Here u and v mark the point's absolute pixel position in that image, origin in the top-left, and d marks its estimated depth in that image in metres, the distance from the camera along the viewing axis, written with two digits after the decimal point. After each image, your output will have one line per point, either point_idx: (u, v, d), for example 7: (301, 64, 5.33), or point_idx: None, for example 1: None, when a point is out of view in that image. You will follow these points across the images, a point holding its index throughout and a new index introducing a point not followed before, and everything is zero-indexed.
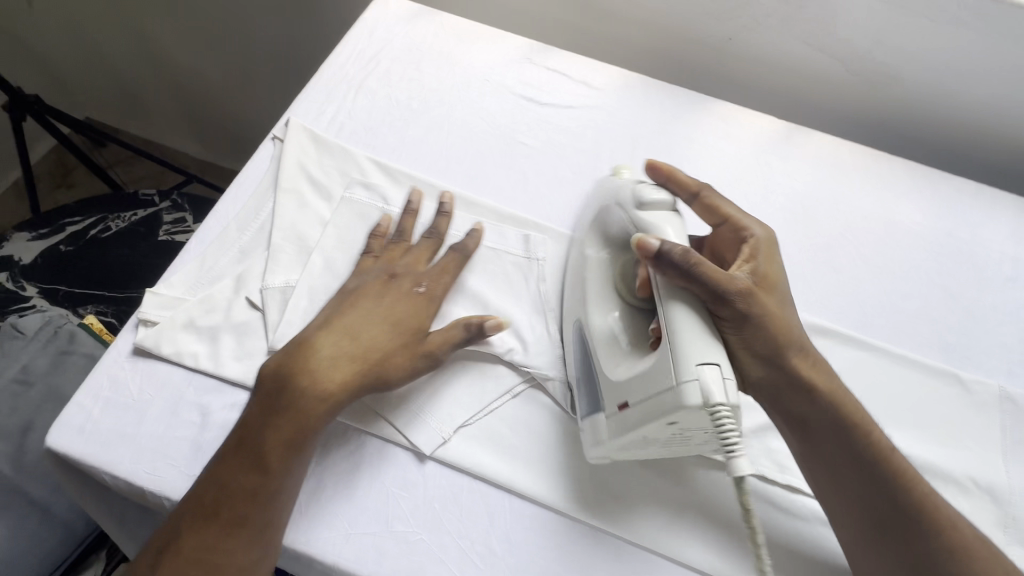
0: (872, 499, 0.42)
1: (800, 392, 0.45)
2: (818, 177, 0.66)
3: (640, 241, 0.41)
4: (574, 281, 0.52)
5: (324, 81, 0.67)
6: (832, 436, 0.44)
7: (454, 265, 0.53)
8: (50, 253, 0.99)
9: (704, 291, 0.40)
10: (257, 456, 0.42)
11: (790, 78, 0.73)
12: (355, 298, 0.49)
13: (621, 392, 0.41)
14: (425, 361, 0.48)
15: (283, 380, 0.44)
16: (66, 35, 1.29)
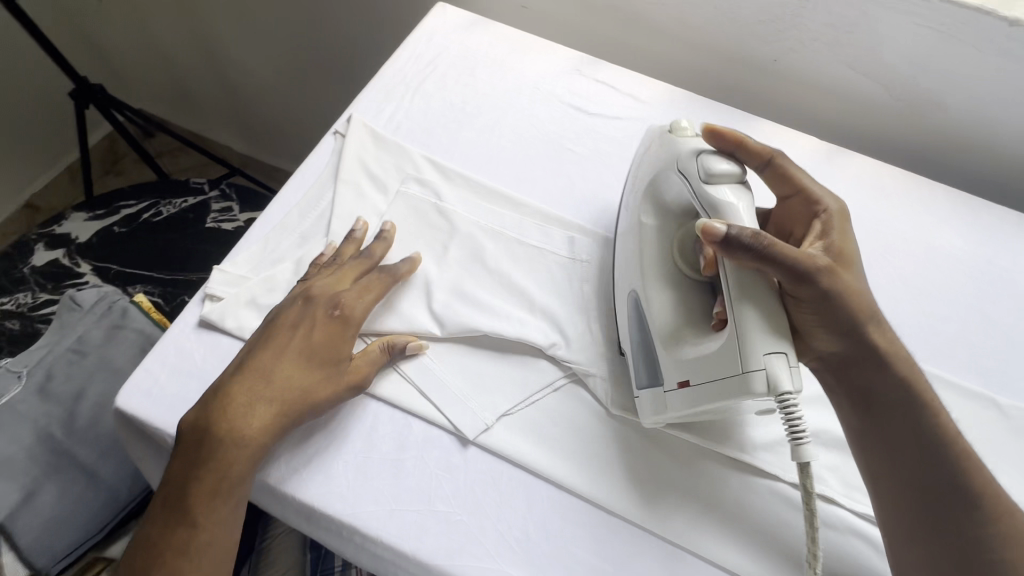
0: (927, 473, 0.43)
1: (872, 365, 0.45)
2: (857, 198, 0.67)
3: (707, 226, 0.42)
4: (629, 245, 0.54)
5: (384, 82, 0.70)
6: (896, 410, 0.45)
7: (376, 284, 0.53)
8: (105, 233, 1.04)
9: (785, 274, 0.42)
10: (183, 511, 0.43)
11: (832, 101, 0.75)
12: (273, 336, 0.49)
13: (684, 371, 0.45)
14: (350, 386, 0.49)
15: (201, 431, 0.45)
16: (129, 31, 1.36)
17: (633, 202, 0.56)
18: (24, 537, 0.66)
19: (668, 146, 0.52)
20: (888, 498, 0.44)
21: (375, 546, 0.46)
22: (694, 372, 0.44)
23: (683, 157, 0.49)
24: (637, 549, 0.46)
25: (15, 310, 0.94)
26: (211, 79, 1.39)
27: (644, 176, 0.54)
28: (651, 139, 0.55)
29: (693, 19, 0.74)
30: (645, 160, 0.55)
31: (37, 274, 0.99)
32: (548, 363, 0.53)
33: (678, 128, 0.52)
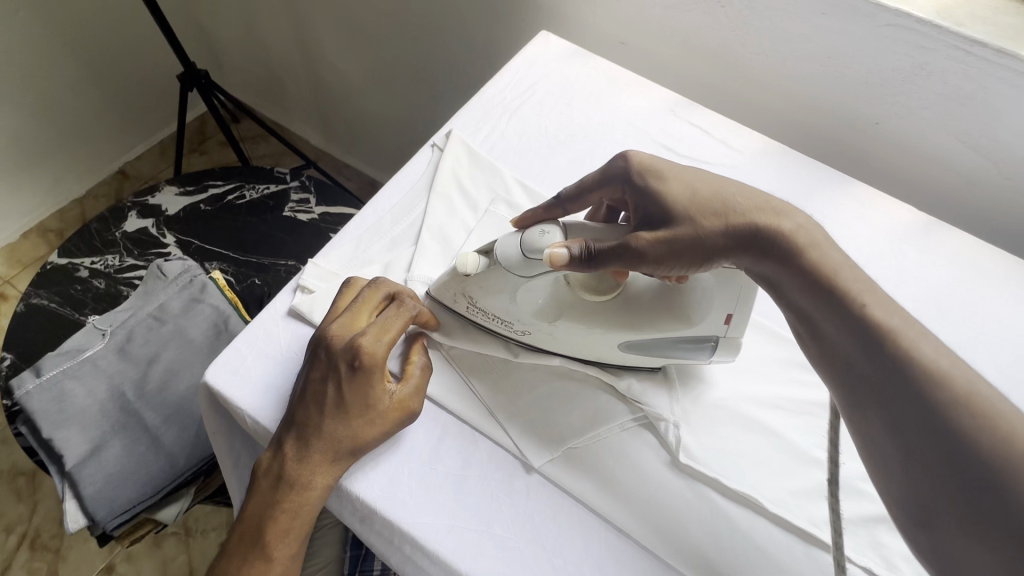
0: (870, 368, 0.37)
1: (779, 256, 0.43)
2: (955, 274, 0.64)
3: (551, 257, 0.44)
4: (573, 343, 0.52)
5: (484, 102, 0.73)
6: (822, 300, 0.40)
7: (395, 323, 0.48)
8: (192, 209, 1.10)
9: (625, 254, 0.44)
10: (259, 547, 0.45)
11: (935, 171, 0.72)
12: (309, 393, 0.47)
13: (720, 313, 0.49)
14: (392, 421, 0.48)
15: (272, 482, 0.46)
16: (236, 22, 1.45)
17: (522, 328, 0.52)
18: (88, 486, 0.70)
19: (482, 277, 0.49)
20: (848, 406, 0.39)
21: (428, 559, 0.46)
22: (716, 309, 0.49)
23: (506, 265, 0.48)
24: None
25: (103, 270, 1.03)
26: (302, 75, 1.47)
27: (477, 292, 0.51)
28: (446, 282, 0.52)
29: (796, 74, 0.74)
30: (478, 299, 0.51)
31: (127, 239, 1.07)
32: (619, 401, 0.53)
33: (464, 267, 0.49)
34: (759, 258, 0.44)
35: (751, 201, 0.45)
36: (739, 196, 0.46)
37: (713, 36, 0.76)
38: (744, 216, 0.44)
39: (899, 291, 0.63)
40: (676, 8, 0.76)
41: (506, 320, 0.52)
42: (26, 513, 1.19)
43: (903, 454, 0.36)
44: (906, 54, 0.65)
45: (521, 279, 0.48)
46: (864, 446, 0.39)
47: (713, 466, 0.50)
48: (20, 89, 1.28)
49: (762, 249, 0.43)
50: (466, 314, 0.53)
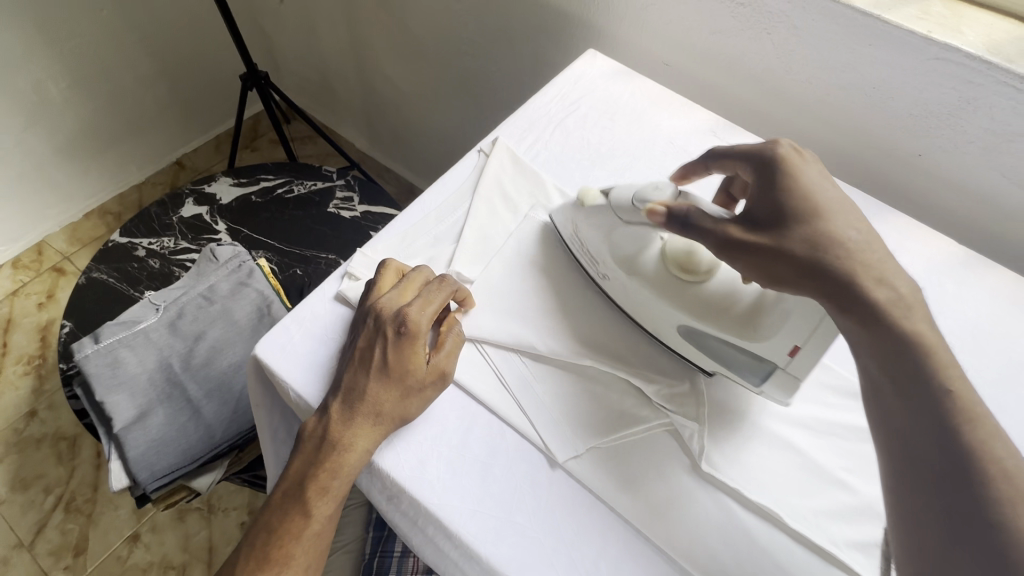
0: (930, 456, 0.37)
1: (864, 312, 0.42)
2: (994, 310, 0.63)
3: (650, 209, 0.50)
4: (636, 303, 0.56)
5: (530, 112, 0.76)
6: (907, 382, 0.39)
7: (435, 294, 0.52)
8: (243, 199, 1.17)
9: (711, 236, 0.48)
10: (300, 503, 0.48)
11: (979, 205, 0.71)
12: (355, 358, 0.50)
13: (786, 342, 0.47)
14: (429, 385, 0.51)
15: (315, 446, 0.49)
16: (297, 28, 1.53)
17: (603, 272, 0.58)
18: (133, 449, 0.75)
19: (593, 211, 0.58)
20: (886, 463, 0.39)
21: (451, 539, 0.48)
22: (783, 338, 0.47)
23: (616, 205, 0.55)
24: None
25: (159, 251, 1.10)
26: (354, 80, 1.54)
27: (586, 231, 0.59)
28: (565, 211, 0.61)
29: (839, 103, 0.75)
30: (582, 232, 0.59)
31: (182, 224, 1.13)
32: (645, 406, 0.54)
33: (583, 198, 0.58)
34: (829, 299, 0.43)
35: (866, 254, 0.43)
36: (842, 241, 0.44)
37: (758, 62, 0.78)
38: (844, 257, 0.43)
39: (935, 322, 0.62)
40: (723, 33, 0.78)
41: (594, 259, 0.59)
42: (65, 476, 1.25)
43: (944, 533, 0.35)
44: (953, 88, 0.65)
45: (622, 221, 0.55)
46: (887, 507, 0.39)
47: (732, 477, 0.50)
48: (96, 80, 1.38)
49: (846, 296, 0.42)
50: (568, 242, 0.62)
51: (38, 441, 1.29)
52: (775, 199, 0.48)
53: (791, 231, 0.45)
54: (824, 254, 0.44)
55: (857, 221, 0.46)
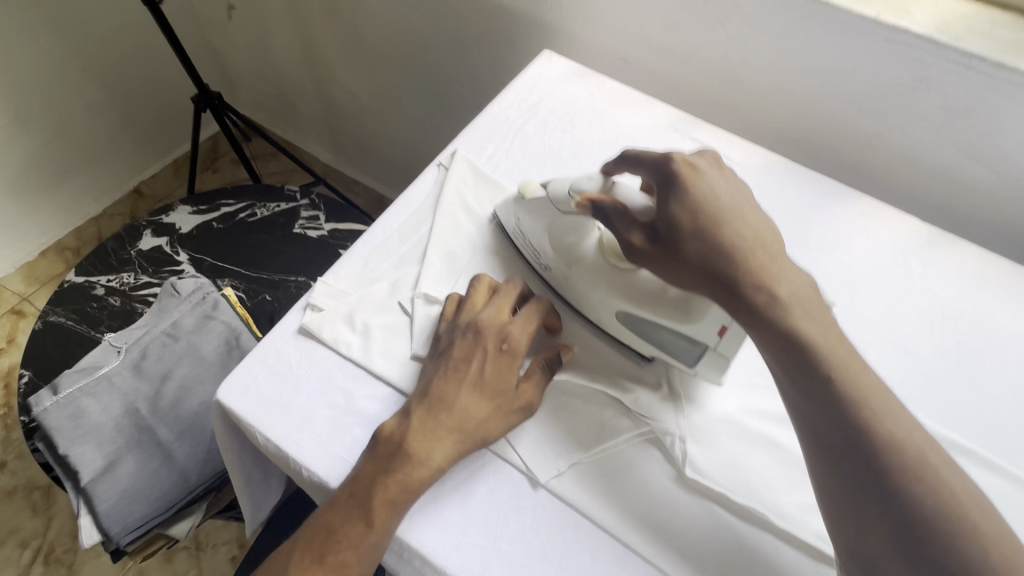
0: (834, 440, 0.39)
1: (750, 314, 0.44)
2: (961, 287, 0.64)
3: (578, 202, 0.53)
4: (576, 292, 0.56)
5: (488, 120, 0.74)
6: (800, 371, 0.41)
7: (535, 316, 0.53)
8: (204, 227, 1.13)
9: (620, 237, 0.51)
10: (364, 512, 0.45)
11: (939, 183, 0.72)
12: (448, 364, 0.50)
13: (715, 321, 0.48)
14: (515, 410, 0.50)
15: (390, 448, 0.47)
16: (249, 45, 1.49)
17: (545, 263, 0.58)
18: (104, 502, 0.72)
19: (533, 202, 0.58)
20: (823, 498, 0.41)
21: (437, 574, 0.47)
22: (711, 317, 0.48)
23: (554, 198, 0.56)
24: None
25: (119, 288, 1.06)
26: (313, 94, 1.50)
27: (526, 225, 0.59)
28: (508, 207, 0.61)
29: (796, 89, 0.74)
30: (523, 225, 0.59)
31: (142, 257, 1.09)
32: (625, 416, 0.53)
33: (524, 190, 0.59)
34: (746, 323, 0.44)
35: (749, 258, 0.45)
36: (733, 252, 0.45)
37: (714, 54, 0.77)
38: (733, 263, 0.45)
39: (904, 304, 0.63)
40: (677, 26, 0.77)
41: (535, 251, 0.59)
42: (41, 527, 1.20)
43: (860, 511, 0.38)
44: (906, 69, 0.65)
45: (563, 211, 0.56)
46: (830, 535, 0.41)
47: (717, 480, 0.50)
48: (40, 113, 1.32)
49: (732, 300, 0.45)
50: (512, 237, 0.61)
51: (10, 494, 1.23)
52: (665, 203, 0.48)
53: (682, 238, 0.47)
54: (713, 263, 0.45)
55: (748, 222, 0.47)
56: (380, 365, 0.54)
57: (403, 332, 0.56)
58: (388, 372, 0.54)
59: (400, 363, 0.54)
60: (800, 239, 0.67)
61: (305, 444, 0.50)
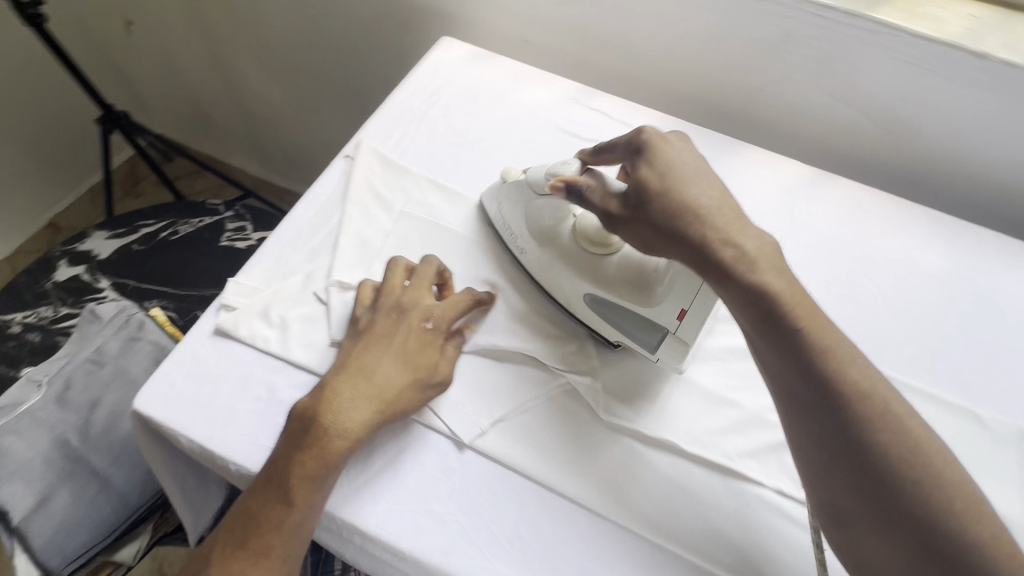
0: (806, 396, 0.42)
1: (719, 270, 0.44)
2: (841, 220, 0.70)
3: (552, 184, 0.54)
4: (548, 275, 0.58)
5: (393, 109, 0.75)
6: (770, 329, 0.44)
7: (461, 298, 0.55)
8: (124, 251, 1.09)
9: (596, 208, 0.51)
10: (283, 491, 0.45)
11: (818, 129, 0.78)
12: (368, 339, 0.51)
13: (674, 305, 0.51)
14: (435, 385, 0.52)
15: (306, 425, 0.47)
16: (154, 60, 1.43)
17: (521, 246, 0.60)
18: (38, 539, 0.69)
19: (512, 186, 0.61)
20: (810, 477, 0.43)
21: (374, 544, 0.48)
22: (671, 301, 0.51)
23: (532, 182, 0.59)
24: (627, 553, 0.48)
25: (36, 323, 1.00)
26: (229, 105, 1.46)
27: (507, 214, 0.61)
28: (494, 193, 0.64)
29: (683, 53, 0.79)
30: (505, 209, 0.62)
31: (59, 289, 1.04)
32: (542, 372, 0.56)
33: (506, 175, 0.63)
34: (728, 295, 0.45)
35: (715, 215, 0.45)
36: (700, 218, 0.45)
37: (604, 26, 0.81)
38: (701, 220, 0.45)
39: (792, 241, 0.68)
40: (566, 3, 0.80)
41: (513, 234, 0.61)
42: None
43: (834, 464, 0.41)
44: (774, 24, 0.71)
45: (540, 194, 0.59)
46: (808, 491, 0.45)
47: (631, 419, 0.54)
48: None
49: (702, 256, 0.45)
50: (497, 227, 0.64)
51: None
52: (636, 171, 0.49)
53: (650, 199, 0.47)
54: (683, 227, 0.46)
55: (715, 186, 0.47)
56: (300, 355, 0.55)
57: (322, 320, 0.57)
58: (308, 360, 0.55)
59: (319, 351, 0.55)
60: None
61: (230, 440, 0.50)
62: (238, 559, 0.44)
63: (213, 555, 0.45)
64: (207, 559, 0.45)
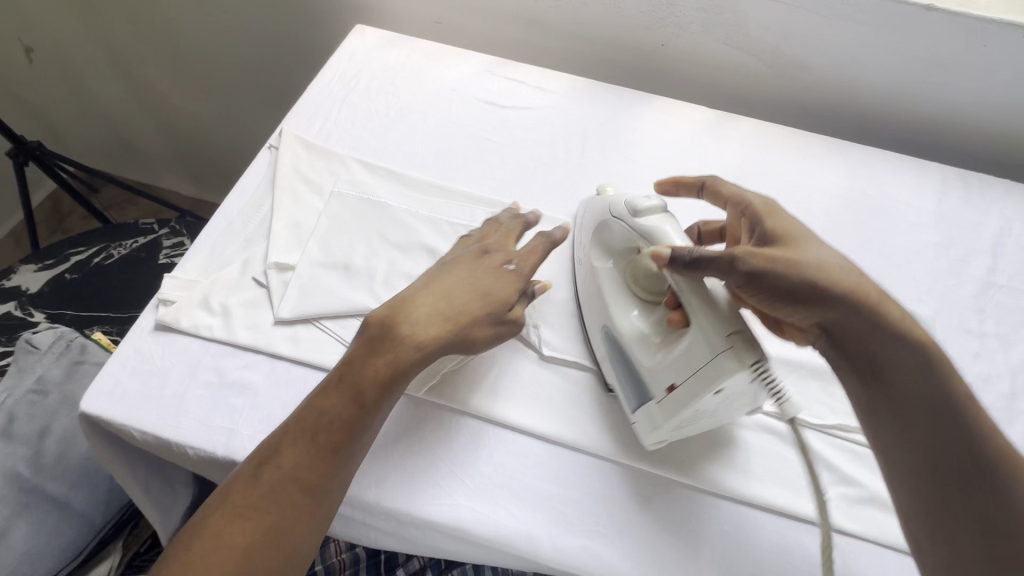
0: (917, 401, 0.41)
1: (866, 328, 0.43)
2: (746, 154, 0.76)
3: (655, 252, 0.48)
4: (593, 301, 0.57)
5: (313, 98, 0.76)
6: (903, 346, 0.42)
7: (541, 247, 0.57)
8: (57, 281, 1.05)
9: (712, 270, 0.46)
10: (359, 391, 0.47)
11: (718, 75, 0.84)
12: (450, 265, 0.54)
13: (667, 376, 0.47)
14: (507, 325, 0.53)
15: (384, 333, 0.49)
16: (61, 86, 1.37)
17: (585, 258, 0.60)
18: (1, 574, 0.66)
19: (597, 203, 0.60)
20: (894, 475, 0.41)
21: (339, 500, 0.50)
22: (666, 371, 0.48)
23: (613, 211, 0.56)
24: (581, 471, 0.52)
25: None
26: (150, 125, 1.42)
27: (587, 236, 0.60)
28: (585, 207, 0.62)
29: (585, 17, 0.83)
30: (585, 221, 0.62)
31: None
32: None
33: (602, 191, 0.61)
34: (873, 338, 0.43)
35: (864, 291, 0.44)
36: (829, 270, 0.45)
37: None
38: (851, 298, 0.44)
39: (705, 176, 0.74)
40: None
41: (583, 251, 0.61)
42: None
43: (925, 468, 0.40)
44: None
45: (616, 225, 0.56)
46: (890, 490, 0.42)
47: (571, 351, 0.58)
48: None
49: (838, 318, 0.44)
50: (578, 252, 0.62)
51: None
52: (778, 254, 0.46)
53: (799, 274, 0.45)
54: (817, 278, 0.44)
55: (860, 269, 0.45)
56: (246, 337, 0.56)
57: (263, 303, 0.58)
58: (254, 341, 0.56)
59: (264, 331, 0.56)
60: (612, 142, 0.76)
61: (185, 426, 0.51)
62: (307, 450, 0.45)
63: (281, 445, 0.45)
64: (274, 448, 0.45)
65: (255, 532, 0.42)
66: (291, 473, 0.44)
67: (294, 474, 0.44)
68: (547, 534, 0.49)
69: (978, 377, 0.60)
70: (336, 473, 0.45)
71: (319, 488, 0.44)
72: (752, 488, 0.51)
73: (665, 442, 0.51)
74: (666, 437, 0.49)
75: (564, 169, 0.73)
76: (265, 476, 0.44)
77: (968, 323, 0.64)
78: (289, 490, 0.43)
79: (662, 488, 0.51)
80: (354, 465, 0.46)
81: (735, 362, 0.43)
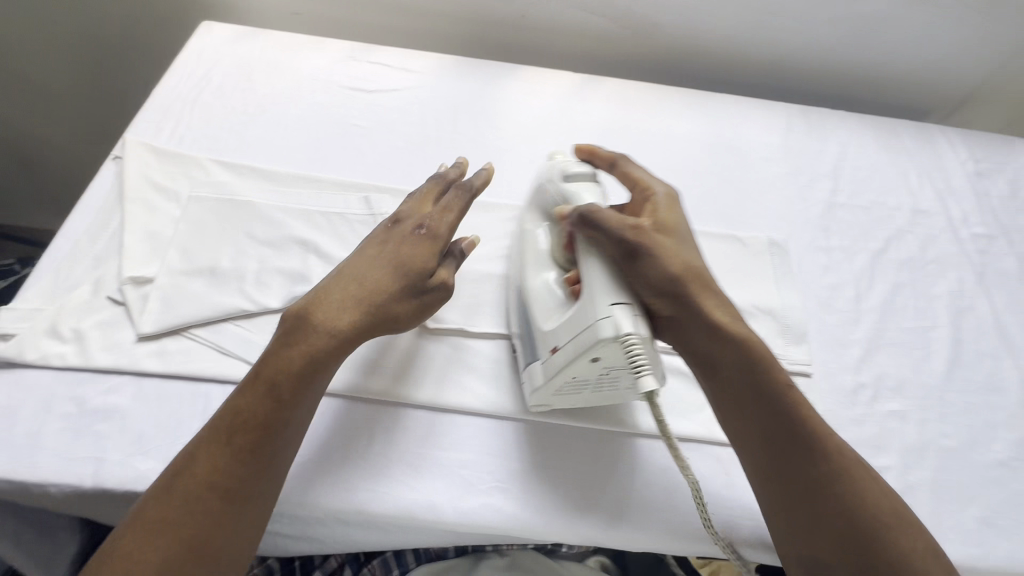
0: (771, 418, 0.47)
1: (721, 342, 0.48)
2: (611, 112, 0.79)
3: (560, 209, 0.52)
4: (518, 263, 0.57)
5: (159, 103, 0.72)
6: (758, 373, 0.48)
7: (458, 202, 0.54)
8: None
9: (609, 238, 0.47)
10: (275, 387, 0.45)
11: (580, 39, 0.87)
12: (365, 246, 0.53)
13: (552, 337, 0.48)
14: (430, 292, 0.52)
15: (297, 326, 0.48)
16: None
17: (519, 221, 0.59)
18: None
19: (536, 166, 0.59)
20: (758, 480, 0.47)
21: None
22: (555, 333, 0.48)
23: (549, 173, 0.55)
24: (474, 433, 0.53)
25: None
26: None
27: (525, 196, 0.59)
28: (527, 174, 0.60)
29: None
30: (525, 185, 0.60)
31: None
32: None
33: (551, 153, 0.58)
34: (734, 354, 0.48)
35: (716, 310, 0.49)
36: (695, 278, 0.49)
37: None
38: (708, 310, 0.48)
39: (573, 137, 0.76)
40: None
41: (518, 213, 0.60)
42: None
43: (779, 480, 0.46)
44: None
45: (548, 187, 0.55)
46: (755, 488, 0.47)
47: (454, 318, 0.59)
48: None
49: (703, 329, 0.48)
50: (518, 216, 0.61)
51: None
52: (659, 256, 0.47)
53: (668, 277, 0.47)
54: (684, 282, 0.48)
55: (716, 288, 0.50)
56: (105, 359, 0.52)
57: (122, 321, 0.54)
58: (115, 362, 0.52)
59: (126, 350, 0.53)
60: (481, 115, 0.77)
61: (43, 464, 0.47)
62: (222, 453, 0.43)
63: (196, 451, 0.43)
64: (189, 455, 0.43)
65: (169, 549, 0.39)
66: (206, 479, 0.42)
67: (208, 480, 0.42)
68: (446, 498, 0.49)
69: (829, 286, 0.67)
70: (256, 475, 0.43)
71: (240, 492, 0.42)
72: (637, 418, 0.55)
73: (547, 406, 0.52)
74: (548, 398, 0.51)
75: (436, 146, 0.73)
76: (179, 485, 0.41)
77: (818, 241, 0.71)
78: (205, 497, 0.41)
79: (557, 434, 0.54)
80: (279, 465, 0.44)
81: (612, 330, 0.43)
